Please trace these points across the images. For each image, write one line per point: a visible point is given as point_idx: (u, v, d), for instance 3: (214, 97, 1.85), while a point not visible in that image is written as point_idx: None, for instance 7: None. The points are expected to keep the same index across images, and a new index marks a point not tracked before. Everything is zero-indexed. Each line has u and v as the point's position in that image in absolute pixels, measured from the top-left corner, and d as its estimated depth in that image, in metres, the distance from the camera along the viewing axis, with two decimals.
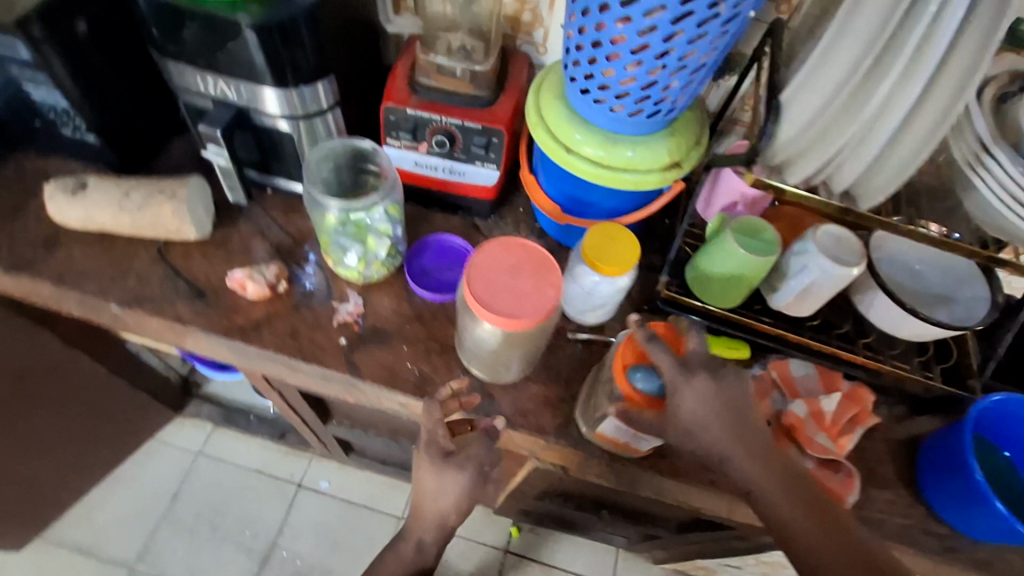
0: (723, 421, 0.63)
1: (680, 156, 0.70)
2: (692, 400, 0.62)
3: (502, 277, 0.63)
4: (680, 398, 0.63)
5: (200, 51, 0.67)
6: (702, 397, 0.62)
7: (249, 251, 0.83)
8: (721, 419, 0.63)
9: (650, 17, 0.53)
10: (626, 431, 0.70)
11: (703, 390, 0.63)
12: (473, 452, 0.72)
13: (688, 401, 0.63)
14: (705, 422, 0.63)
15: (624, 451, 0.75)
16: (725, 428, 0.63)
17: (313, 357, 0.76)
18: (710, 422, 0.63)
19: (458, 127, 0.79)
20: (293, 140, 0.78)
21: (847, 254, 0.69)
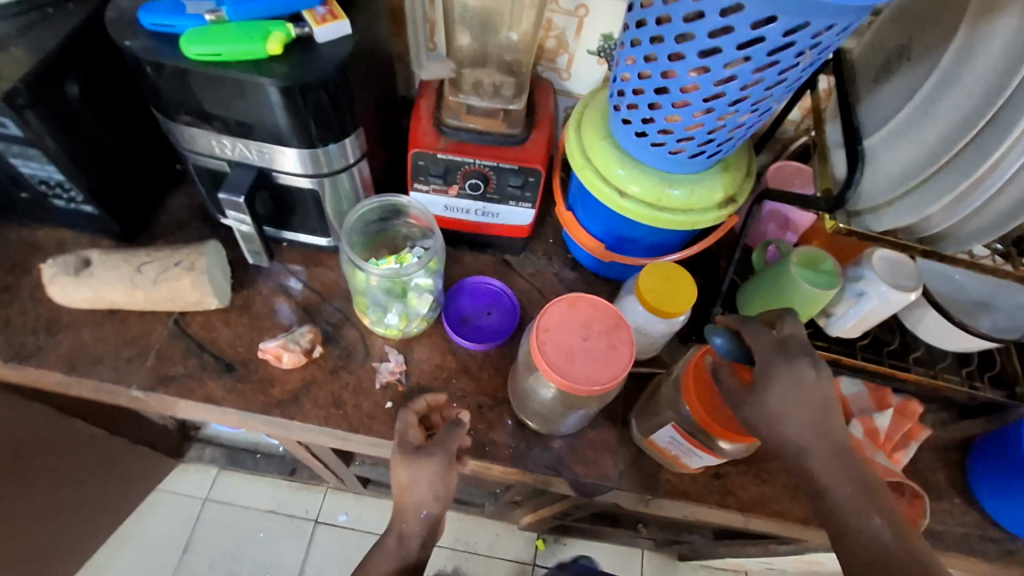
0: (812, 416, 0.57)
1: (734, 191, 0.68)
2: (785, 387, 0.57)
3: (574, 338, 0.60)
4: (774, 384, 0.57)
5: (223, 114, 0.62)
6: (797, 384, 0.57)
7: (274, 313, 0.78)
8: (813, 414, 0.57)
9: (729, 68, 0.49)
10: (684, 445, 0.67)
11: (800, 382, 0.57)
12: (440, 438, 0.65)
13: (779, 389, 0.57)
14: (790, 414, 0.57)
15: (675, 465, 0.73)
16: (815, 423, 0.57)
17: (360, 425, 0.72)
18: (797, 419, 0.57)
19: (492, 168, 0.74)
20: (316, 196, 0.73)
21: (905, 278, 0.67)
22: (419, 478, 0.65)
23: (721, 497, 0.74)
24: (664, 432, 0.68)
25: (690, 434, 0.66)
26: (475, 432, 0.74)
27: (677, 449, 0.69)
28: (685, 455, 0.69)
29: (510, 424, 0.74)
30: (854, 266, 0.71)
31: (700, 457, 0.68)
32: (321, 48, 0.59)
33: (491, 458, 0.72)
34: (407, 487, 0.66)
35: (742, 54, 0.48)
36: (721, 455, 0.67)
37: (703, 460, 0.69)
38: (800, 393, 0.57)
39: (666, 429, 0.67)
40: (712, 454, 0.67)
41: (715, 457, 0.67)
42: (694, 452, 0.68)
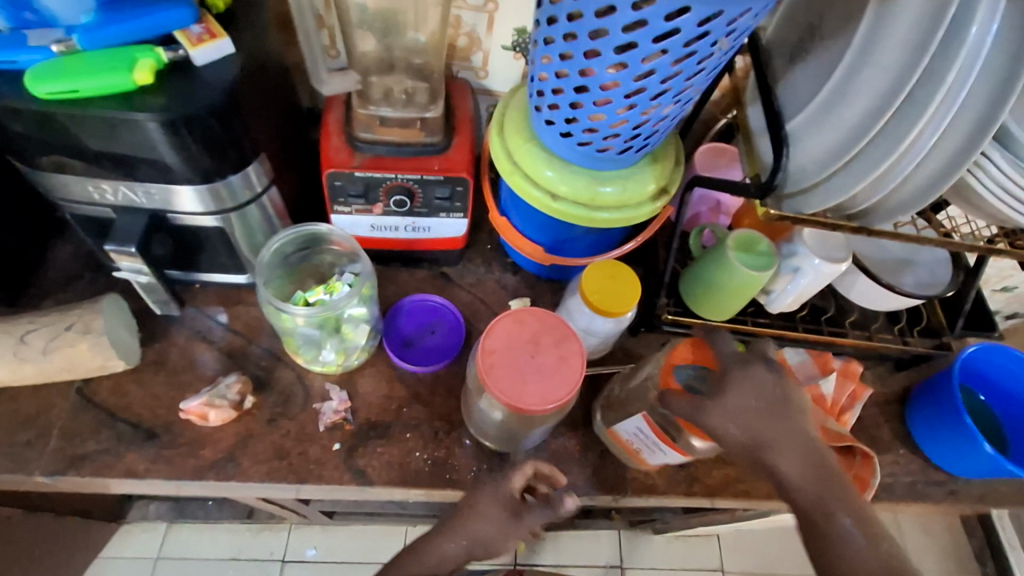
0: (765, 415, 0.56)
1: (665, 181, 0.67)
2: (742, 386, 0.57)
3: (522, 356, 0.56)
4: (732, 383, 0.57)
5: (97, 154, 0.55)
6: (753, 384, 0.57)
7: (195, 364, 0.71)
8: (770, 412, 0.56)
9: (648, 63, 0.47)
10: (651, 440, 0.64)
11: (763, 382, 0.58)
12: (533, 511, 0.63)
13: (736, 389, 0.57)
14: (746, 413, 0.56)
15: (631, 458, 0.71)
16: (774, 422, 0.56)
17: (309, 475, 0.66)
18: (762, 416, 0.56)
19: (416, 181, 0.69)
20: (225, 234, 0.66)
21: (835, 250, 0.69)
22: (483, 509, 0.63)
23: (687, 486, 0.73)
24: (630, 424, 0.65)
25: (658, 427, 0.63)
26: (434, 462, 0.69)
27: (642, 443, 0.67)
28: (649, 450, 0.67)
29: (469, 446, 0.71)
30: (787, 242, 0.71)
31: (667, 455, 0.66)
32: (202, 73, 0.53)
33: (455, 486, 0.68)
34: (472, 512, 0.63)
35: (660, 47, 0.46)
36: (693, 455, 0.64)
37: (667, 457, 0.66)
38: (761, 395, 0.57)
39: (637, 419, 0.64)
40: (682, 454, 0.64)
41: (684, 456, 0.65)
42: (661, 449, 0.65)
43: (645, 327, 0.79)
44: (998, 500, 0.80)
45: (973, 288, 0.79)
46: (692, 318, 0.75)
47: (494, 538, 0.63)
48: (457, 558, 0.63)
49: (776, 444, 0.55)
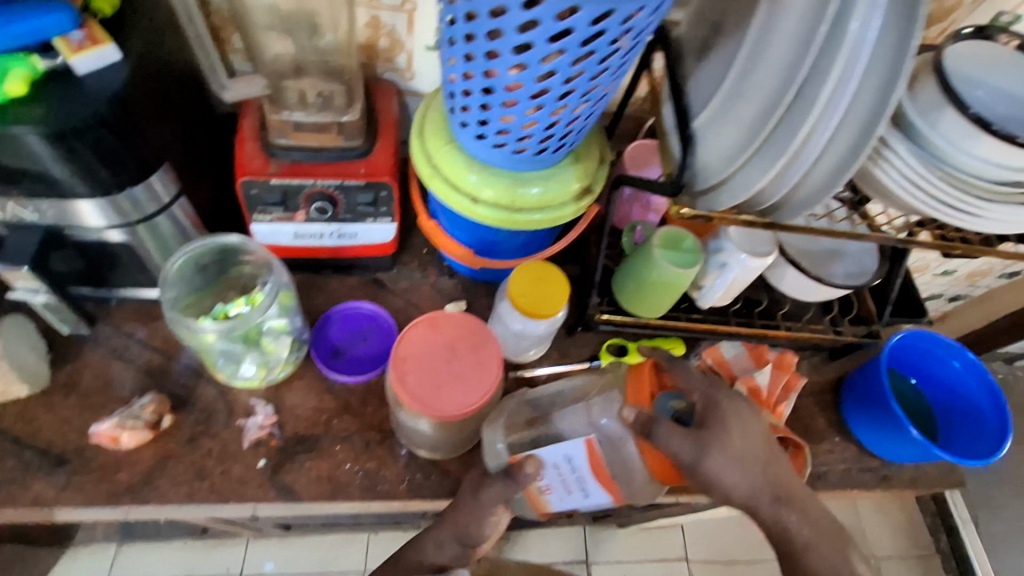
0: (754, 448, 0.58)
1: (589, 180, 0.66)
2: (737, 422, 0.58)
3: (437, 363, 0.57)
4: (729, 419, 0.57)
5: None
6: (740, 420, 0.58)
7: (110, 385, 0.68)
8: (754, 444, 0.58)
9: (547, 63, 0.46)
10: (578, 474, 0.59)
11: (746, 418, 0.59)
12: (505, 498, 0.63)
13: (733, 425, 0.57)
14: (749, 457, 0.58)
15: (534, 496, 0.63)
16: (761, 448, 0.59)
17: (231, 494, 0.65)
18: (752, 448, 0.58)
19: (336, 187, 0.67)
20: (134, 248, 0.63)
21: (760, 244, 0.70)
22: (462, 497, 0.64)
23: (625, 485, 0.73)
24: (560, 452, 0.58)
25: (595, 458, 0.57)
26: (365, 474, 0.68)
27: (558, 481, 0.60)
28: (561, 490, 0.61)
29: (401, 457, 0.69)
30: (714, 238, 0.72)
31: (584, 493, 0.60)
32: (85, 82, 0.50)
33: (387, 497, 0.67)
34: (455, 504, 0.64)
35: (556, 47, 0.44)
36: (616, 495, 0.59)
37: (584, 498, 0.61)
38: (763, 431, 0.59)
39: (576, 446, 0.57)
40: (604, 493, 0.59)
41: (602, 497, 0.60)
42: (581, 486, 0.60)
43: (582, 327, 0.78)
44: (927, 482, 0.82)
45: (899, 276, 0.79)
46: (625, 318, 0.75)
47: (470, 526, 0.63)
48: (437, 549, 0.65)
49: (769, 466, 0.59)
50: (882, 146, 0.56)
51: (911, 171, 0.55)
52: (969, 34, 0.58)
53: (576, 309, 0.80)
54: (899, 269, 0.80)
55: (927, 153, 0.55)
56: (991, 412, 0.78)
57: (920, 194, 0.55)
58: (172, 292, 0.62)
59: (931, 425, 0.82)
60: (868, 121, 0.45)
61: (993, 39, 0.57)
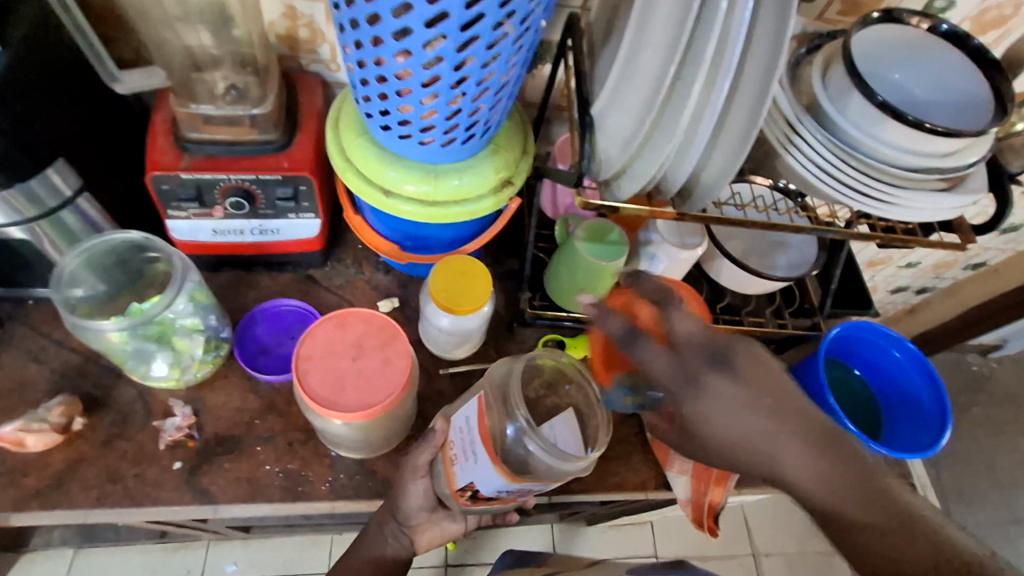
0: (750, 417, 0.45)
1: (510, 171, 0.64)
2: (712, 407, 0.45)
3: (343, 360, 0.56)
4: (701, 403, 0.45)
5: None
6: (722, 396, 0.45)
7: (23, 389, 0.66)
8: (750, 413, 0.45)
9: (431, 49, 0.45)
10: (469, 435, 0.53)
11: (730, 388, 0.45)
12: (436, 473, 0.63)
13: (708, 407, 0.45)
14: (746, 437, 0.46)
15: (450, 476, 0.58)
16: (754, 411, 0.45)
17: (144, 497, 0.63)
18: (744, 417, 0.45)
19: (252, 182, 0.65)
20: (37, 247, 0.61)
21: (689, 235, 0.69)
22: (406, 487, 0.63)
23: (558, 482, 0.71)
24: (462, 414, 0.56)
25: (484, 423, 0.53)
26: (286, 475, 0.66)
27: (459, 446, 0.55)
28: (463, 460, 0.55)
29: (327, 457, 0.67)
30: (643, 231, 0.70)
31: (474, 464, 0.53)
32: None
33: (308, 498, 0.65)
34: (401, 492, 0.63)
35: (435, 32, 0.44)
36: (499, 465, 0.50)
37: (476, 475, 0.53)
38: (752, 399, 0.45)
39: (471, 404, 0.55)
40: (486, 459, 0.51)
41: (488, 468, 0.51)
42: (471, 452, 0.53)
43: (517, 323, 0.77)
44: None
45: (839, 266, 0.78)
46: (557, 313, 0.73)
47: (411, 511, 0.64)
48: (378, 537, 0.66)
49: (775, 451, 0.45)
50: (792, 134, 0.55)
51: (819, 159, 0.54)
52: (879, 17, 0.56)
53: (513, 304, 0.79)
54: (839, 259, 0.78)
55: (837, 139, 0.54)
56: (931, 407, 0.76)
57: (830, 182, 0.54)
58: (69, 291, 0.61)
59: (875, 422, 0.80)
60: (756, 104, 0.44)
61: (904, 21, 0.57)
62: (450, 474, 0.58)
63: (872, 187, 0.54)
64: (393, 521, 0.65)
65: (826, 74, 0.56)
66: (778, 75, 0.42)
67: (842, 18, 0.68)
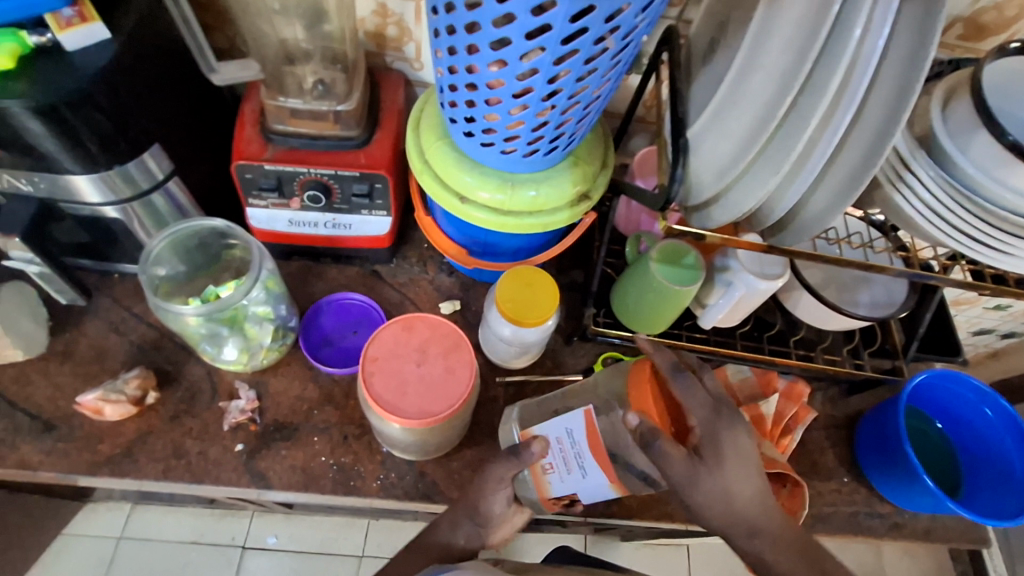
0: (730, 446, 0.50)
1: (587, 185, 0.62)
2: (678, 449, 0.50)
3: (406, 365, 0.56)
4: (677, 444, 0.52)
5: None
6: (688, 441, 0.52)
7: (103, 357, 0.69)
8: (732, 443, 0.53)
9: (527, 61, 0.44)
10: (576, 450, 0.54)
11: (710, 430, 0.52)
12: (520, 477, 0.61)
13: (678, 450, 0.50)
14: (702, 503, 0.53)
15: (539, 483, 0.59)
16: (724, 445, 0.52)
17: (205, 475, 0.65)
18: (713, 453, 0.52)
19: (330, 177, 0.66)
20: (129, 227, 0.64)
21: (771, 265, 0.64)
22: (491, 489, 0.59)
23: (605, 506, 0.69)
24: (561, 425, 0.55)
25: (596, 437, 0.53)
26: (339, 468, 0.67)
27: (558, 458, 0.56)
28: (563, 469, 0.56)
29: (379, 454, 0.68)
30: (721, 256, 0.67)
31: (582, 476, 0.54)
32: (73, 58, 0.51)
33: (358, 494, 0.66)
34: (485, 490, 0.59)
35: (535, 44, 0.42)
36: (615, 480, 0.53)
37: (582, 486, 0.55)
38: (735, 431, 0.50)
39: (574, 416, 0.54)
40: (599, 475, 0.53)
41: (600, 482, 0.53)
42: (577, 465, 0.54)
43: (578, 336, 0.75)
44: (943, 536, 0.75)
45: (930, 312, 0.72)
46: (621, 332, 0.72)
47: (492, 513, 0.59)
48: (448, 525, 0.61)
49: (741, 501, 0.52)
50: (903, 171, 0.50)
51: (934, 199, 0.50)
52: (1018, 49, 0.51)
53: (575, 317, 0.77)
54: (930, 304, 0.73)
55: (956, 179, 0.50)
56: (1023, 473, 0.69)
57: (942, 226, 0.50)
58: (155, 272, 0.63)
59: (953, 475, 0.74)
60: (877, 139, 0.41)
61: None
62: (541, 481, 0.58)
63: (993, 235, 0.49)
64: (469, 521, 0.60)
65: (949, 108, 0.51)
66: (906, 114, 0.39)
67: (963, 42, 0.63)
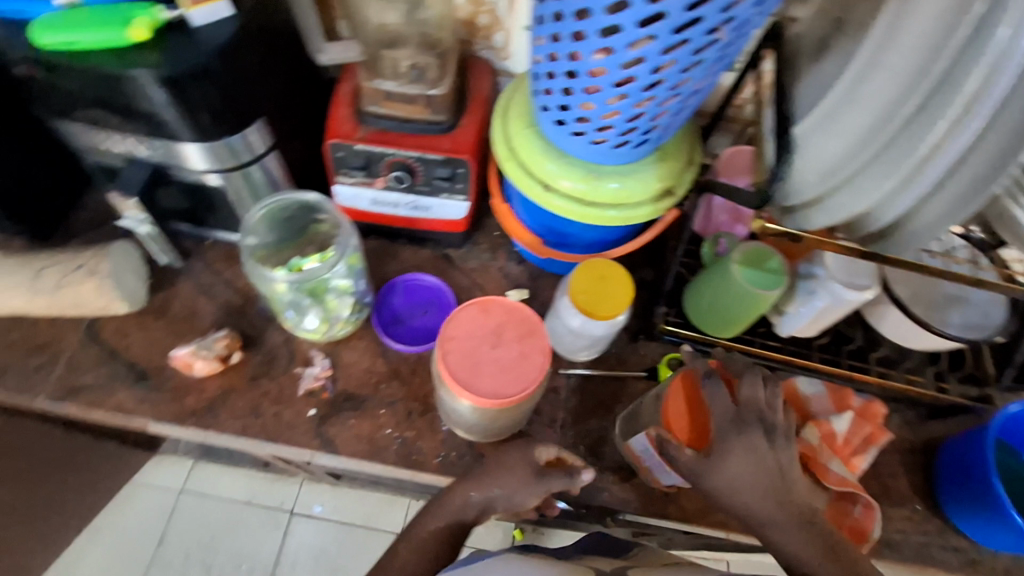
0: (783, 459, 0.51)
1: (672, 181, 0.61)
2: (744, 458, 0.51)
3: (482, 347, 0.57)
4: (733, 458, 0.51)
5: (89, 96, 0.55)
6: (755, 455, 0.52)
7: (194, 315, 0.74)
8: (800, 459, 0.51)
9: (634, 49, 0.43)
10: (655, 459, 0.61)
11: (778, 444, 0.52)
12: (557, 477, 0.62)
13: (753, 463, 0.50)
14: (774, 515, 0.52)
15: (645, 477, 0.67)
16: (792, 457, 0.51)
17: (279, 435, 0.69)
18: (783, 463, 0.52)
19: (416, 159, 0.68)
20: (228, 196, 0.68)
21: (861, 276, 0.61)
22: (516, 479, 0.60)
23: (661, 507, 0.69)
24: (637, 443, 0.62)
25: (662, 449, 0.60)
26: (403, 441, 0.69)
27: (650, 464, 0.63)
28: (658, 470, 0.63)
29: (440, 432, 0.69)
30: (806, 262, 0.65)
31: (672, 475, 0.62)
32: (199, 32, 0.54)
33: (419, 469, 0.68)
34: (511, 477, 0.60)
35: (645, 32, 0.42)
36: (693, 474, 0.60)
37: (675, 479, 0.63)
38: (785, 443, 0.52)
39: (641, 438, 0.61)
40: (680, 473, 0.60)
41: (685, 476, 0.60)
42: (663, 469, 0.62)
43: (644, 335, 0.75)
44: None
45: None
46: (692, 332, 0.71)
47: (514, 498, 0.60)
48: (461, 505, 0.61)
49: (807, 515, 0.51)
50: None
51: None
52: None
53: (642, 315, 0.76)
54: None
55: None
56: None
57: None
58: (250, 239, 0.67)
59: None
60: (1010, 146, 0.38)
61: None
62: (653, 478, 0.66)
63: None
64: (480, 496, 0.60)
65: None
66: None
67: None
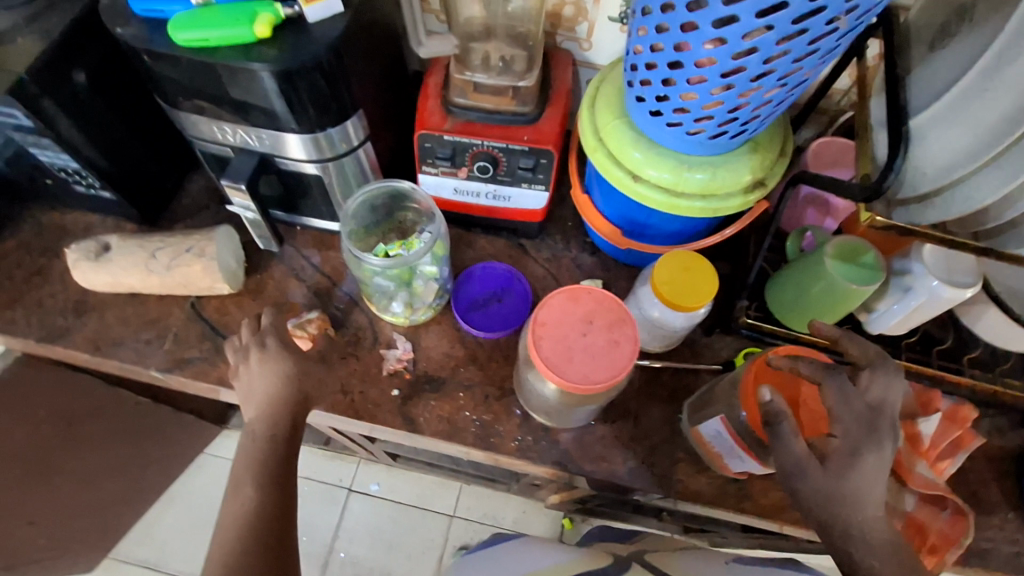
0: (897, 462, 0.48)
1: (763, 173, 0.61)
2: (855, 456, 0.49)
3: (572, 333, 0.58)
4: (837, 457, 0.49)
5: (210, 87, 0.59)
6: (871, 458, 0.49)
7: (286, 296, 0.78)
8: None
9: (749, 39, 0.43)
10: (727, 445, 0.62)
11: None
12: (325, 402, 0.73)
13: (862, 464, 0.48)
14: None
15: (714, 464, 0.67)
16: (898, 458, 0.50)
17: (365, 413, 0.72)
18: None
19: (501, 149, 0.69)
20: (322, 183, 0.71)
21: (962, 273, 0.59)
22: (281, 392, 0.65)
23: (736, 501, 0.68)
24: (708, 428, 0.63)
25: (737, 434, 0.61)
26: (481, 424, 0.71)
27: (720, 448, 0.64)
28: (728, 456, 0.64)
29: (516, 416, 0.71)
30: (901, 258, 0.63)
31: (742, 461, 0.63)
32: (312, 28, 0.57)
33: (496, 450, 0.70)
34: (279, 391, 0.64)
35: (763, 22, 0.42)
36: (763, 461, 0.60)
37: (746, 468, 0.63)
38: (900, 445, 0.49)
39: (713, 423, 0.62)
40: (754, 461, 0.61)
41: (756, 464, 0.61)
42: (735, 454, 0.62)
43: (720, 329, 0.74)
44: None
45: None
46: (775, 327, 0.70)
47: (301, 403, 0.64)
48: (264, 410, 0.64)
49: None
50: None
51: None
52: None
53: (719, 309, 0.76)
54: None
55: None
56: None
57: None
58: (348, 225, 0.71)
59: None
60: None
61: None
62: (726, 466, 0.66)
63: None
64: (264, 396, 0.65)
65: None
66: None
67: None
